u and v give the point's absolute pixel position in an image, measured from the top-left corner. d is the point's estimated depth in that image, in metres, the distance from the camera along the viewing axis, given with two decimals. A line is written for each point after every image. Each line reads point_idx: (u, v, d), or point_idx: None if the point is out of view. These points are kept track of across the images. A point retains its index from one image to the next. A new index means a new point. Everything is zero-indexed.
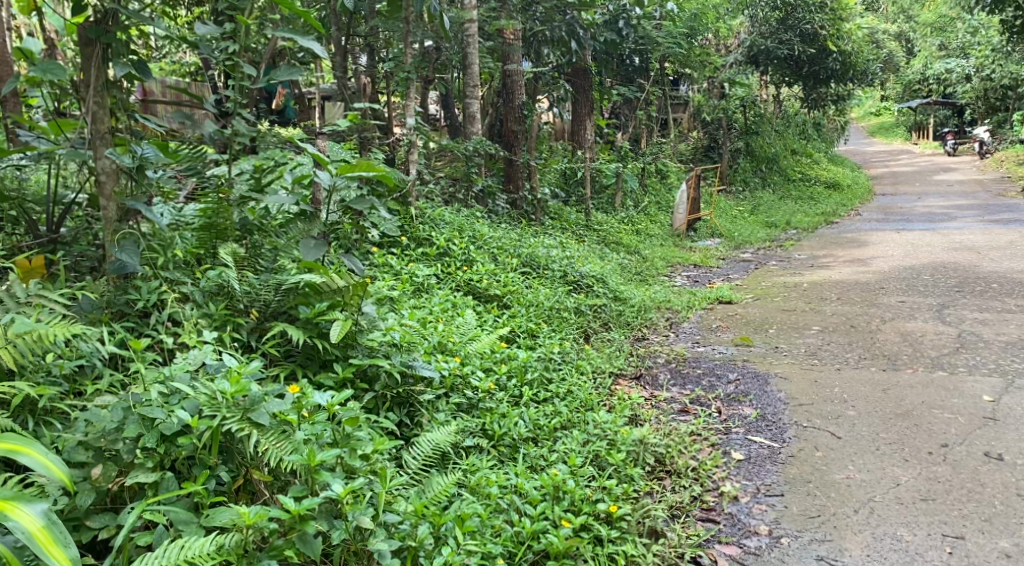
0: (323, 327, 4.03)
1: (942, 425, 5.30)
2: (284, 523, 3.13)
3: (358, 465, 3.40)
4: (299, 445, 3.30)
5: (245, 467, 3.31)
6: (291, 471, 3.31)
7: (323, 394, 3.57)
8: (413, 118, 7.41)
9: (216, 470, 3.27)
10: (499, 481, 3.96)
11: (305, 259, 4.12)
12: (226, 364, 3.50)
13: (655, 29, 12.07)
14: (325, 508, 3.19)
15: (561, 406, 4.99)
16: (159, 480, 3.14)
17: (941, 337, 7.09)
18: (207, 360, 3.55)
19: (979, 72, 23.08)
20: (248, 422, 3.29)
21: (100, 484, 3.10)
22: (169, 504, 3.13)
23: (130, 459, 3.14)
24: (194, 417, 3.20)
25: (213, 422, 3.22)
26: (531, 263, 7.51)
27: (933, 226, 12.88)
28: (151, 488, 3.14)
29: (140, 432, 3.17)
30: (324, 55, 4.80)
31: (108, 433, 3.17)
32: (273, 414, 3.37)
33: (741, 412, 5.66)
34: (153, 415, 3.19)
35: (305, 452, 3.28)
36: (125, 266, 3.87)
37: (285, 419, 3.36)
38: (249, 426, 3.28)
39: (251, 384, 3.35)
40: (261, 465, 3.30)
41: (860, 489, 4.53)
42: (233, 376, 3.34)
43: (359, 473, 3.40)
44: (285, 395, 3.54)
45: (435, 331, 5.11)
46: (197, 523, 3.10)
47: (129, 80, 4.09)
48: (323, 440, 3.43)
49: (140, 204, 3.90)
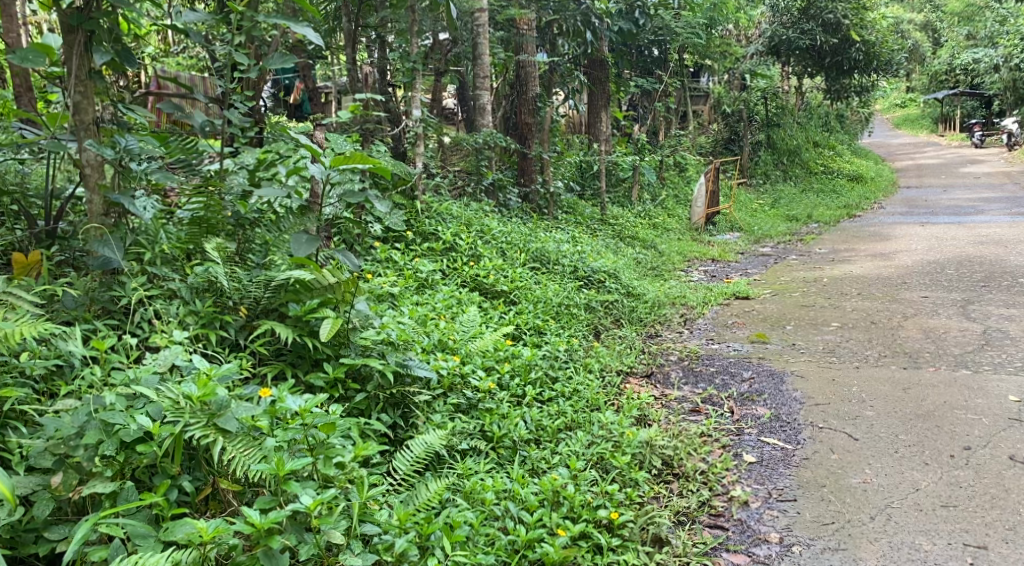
0: (313, 325, 3.90)
1: (964, 426, 5.09)
2: (249, 538, 3.01)
3: (334, 474, 3.25)
4: (268, 453, 3.18)
5: (213, 475, 3.20)
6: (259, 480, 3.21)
7: (299, 398, 3.42)
8: (419, 110, 7.27)
9: (179, 479, 3.15)
10: (495, 487, 3.80)
11: (295, 254, 3.95)
12: (195, 366, 3.39)
13: (674, 19, 11.88)
14: (295, 520, 3.07)
15: (566, 406, 4.83)
16: (118, 490, 3.02)
17: (964, 334, 6.85)
18: (178, 361, 3.44)
19: (1008, 61, 22.64)
20: (213, 428, 3.16)
21: (60, 493, 2.99)
22: (128, 517, 3.00)
23: (89, 468, 3.03)
24: (154, 423, 3.08)
25: (175, 428, 3.10)
26: (541, 258, 7.32)
27: (959, 219, 12.59)
28: (109, 499, 3.02)
29: (101, 438, 3.06)
30: (318, 43, 4.76)
31: (69, 439, 3.06)
32: (242, 420, 3.25)
33: (755, 413, 5.48)
34: (113, 421, 3.08)
35: (273, 460, 3.16)
36: (109, 262, 3.76)
37: (255, 425, 3.25)
38: (214, 431, 3.15)
39: (218, 388, 3.23)
40: (229, 473, 3.20)
41: (877, 495, 4.33)
42: (199, 380, 3.23)
43: (334, 483, 3.25)
44: (258, 400, 3.42)
45: (436, 328, 4.96)
46: (155, 538, 2.96)
47: (113, 67, 3.95)
48: (299, 447, 3.27)
49: (125, 199, 3.79)
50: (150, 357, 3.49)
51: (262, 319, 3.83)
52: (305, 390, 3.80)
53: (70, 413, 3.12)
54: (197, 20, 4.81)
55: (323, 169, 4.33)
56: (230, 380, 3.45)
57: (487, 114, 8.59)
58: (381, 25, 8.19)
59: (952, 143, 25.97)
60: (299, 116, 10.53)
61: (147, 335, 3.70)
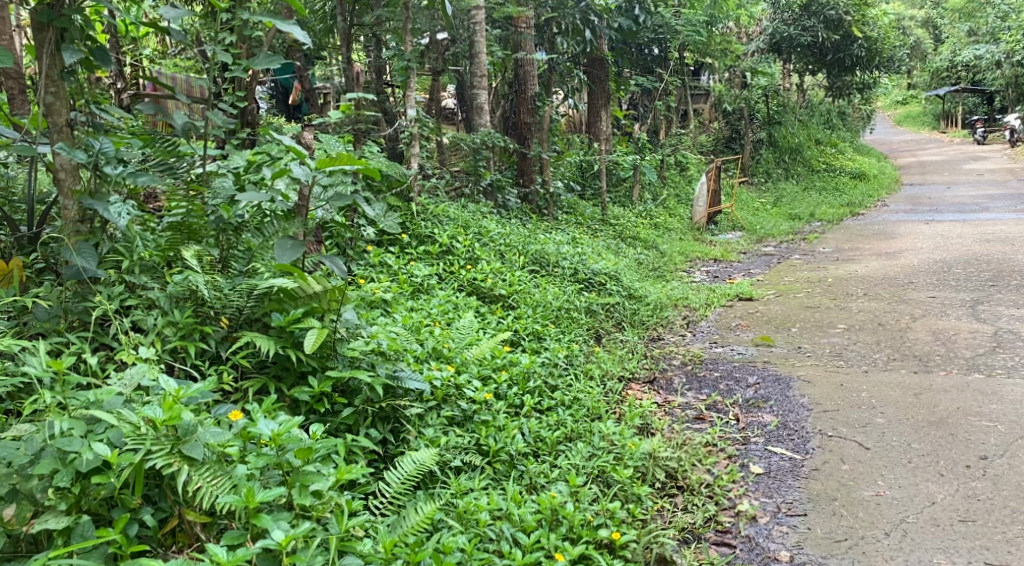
0: (298, 336, 3.70)
1: (980, 434, 4.91)
2: None
3: (311, 503, 3.09)
4: (237, 483, 3.02)
5: (179, 505, 3.02)
6: (229, 512, 3.03)
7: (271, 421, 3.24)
8: (414, 110, 7.07)
9: (139, 512, 2.98)
10: (490, 506, 3.62)
11: (279, 262, 3.73)
12: (162, 386, 3.20)
13: (674, 17, 11.67)
14: (266, 556, 2.92)
15: (566, 417, 4.64)
16: (73, 526, 2.88)
17: (975, 337, 6.66)
18: (144, 381, 3.26)
19: (1009, 57, 22.45)
20: (178, 456, 2.99)
21: (12, 528, 2.84)
22: (83, 555, 2.82)
23: (43, 500, 2.88)
24: (112, 452, 2.92)
25: (135, 457, 2.92)
26: (540, 261, 7.12)
27: (964, 216, 12.40)
28: (62, 536, 2.87)
29: (55, 468, 2.91)
30: (307, 42, 4.55)
31: (22, 468, 2.90)
32: (210, 446, 3.09)
33: (761, 420, 5.29)
34: (68, 450, 2.91)
35: (243, 491, 3.00)
36: (83, 272, 3.56)
37: (224, 452, 3.08)
38: (178, 460, 2.98)
39: (185, 411, 3.06)
40: (196, 504, 3.02)
41: (891, 509, 4.14)
42: (164, 402, 3.06)
43: (311, 513, 3.09)
44: (230, 424, 3.26)
45: (430, 336, 4.77)
46: None
47: (86, 65, 3.76)
48: (273, 480, 3.12)
49: (98, 204, 3.59)
50: (116, 375, 3.32)
51: (244, 331, 3.63)
52: (289, 404, 3.61)
53: (24, 440, 2.97)
54: (180, 17, 4.40)
55: (309, 171, 4.10)
56: (204, 397, 3.27)
57: (485, 114, 8.39)
58: (376, 24, 7.99)
59: (954, 139, 25.77)
60: (297, 116, 10.37)
61: (120, 351, 3.49)
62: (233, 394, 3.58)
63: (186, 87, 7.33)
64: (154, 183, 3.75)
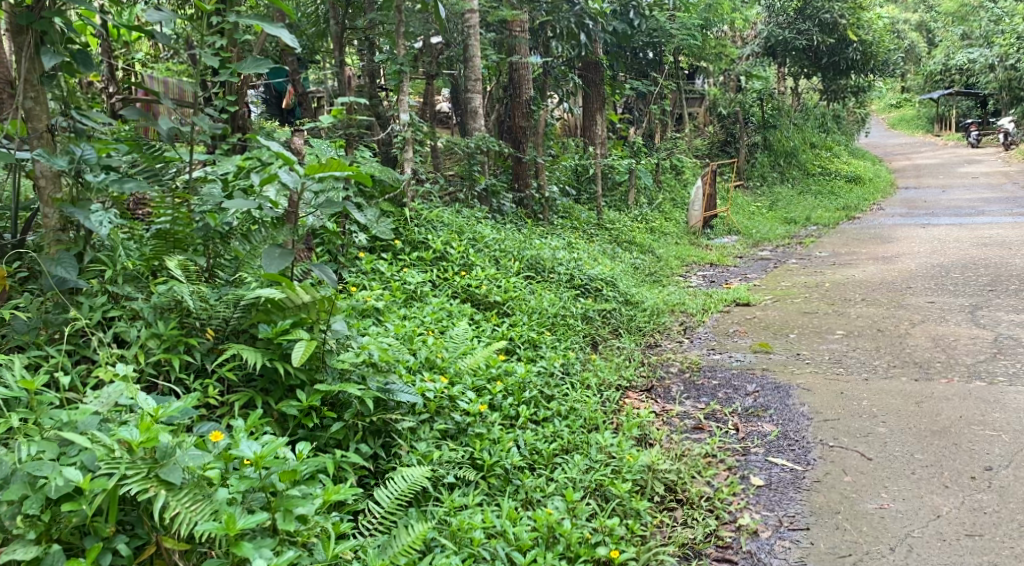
0: (286, 348, 3.59)
1: (984, 444, 4.81)
2: None
3: (296, 529, 3.01)
4: (218, 509, 2.90)
5: (157, 533, 2.89)
6: (209, 539, 2.92)
7: (253, 442, 3.13)
8: (407, 114, 6.97)
9: (114, 541, 2.85)
10: (485, 524, 3.51)
11: (267, 271, 3.62)
12: (141, 405, 3.09)
13: (669, 20, 11.59)
14: None
15: (562, 428, 4.54)
16: (43, 555, 2.75)
17: (975, 342, 6.57)
18: (122, 400, 3.14)
19: (1003, 61, 22.41)
20: (154, 481, 2.87)
21: None
22: None
23: (12, 528, 2.76)
24: (85, 477, 2.79)
25: (108, 483, 2.80)
26: (535, 267, 7.01)
27: (961, 220, 12.34)
28: None
29: (25, 494, 2.80)
30: (295, 46, 4.45)
31: None
32: (189, 469, 2.96)
33: (761, 430, 5.19)
34: (38, 475, 2.82)
35: (224, 518, 2.89)
36: (65, 282, 3.45)
37: (204, 476, 2.96)
38: (155, 485, 2.86)
39: (163, 433, 2.95)
40: (175, 531, 2.89)
41: (896, 523, 4.06)
42: (141, 423, 2.94)
43: (296, 539, 3.02)
44: (210, 445, 3.14)
45: (423, 345, 4.66)
46: None
47: (67, 69, 3.66)
48: (255, 504, 3.02)
49: (78, 212, 3.48)
50: (93, 393, 3.20)
51: (230, 343, 3.52)
52: (277, 419, 3.51)
53: None
54: (164, 19, 4.31)
55: (298, 177, 3.98)
56: (184, 416, 3.17)
57: (480, 118, 8.29)
58: (369, 28, 7.89)
59: (948, 142, 25.74)
60: (290, 120, 10.25)
61: (100, 366, 3.37)
62: (219, 409, 3.48)
63: (176, 91, 7.22)
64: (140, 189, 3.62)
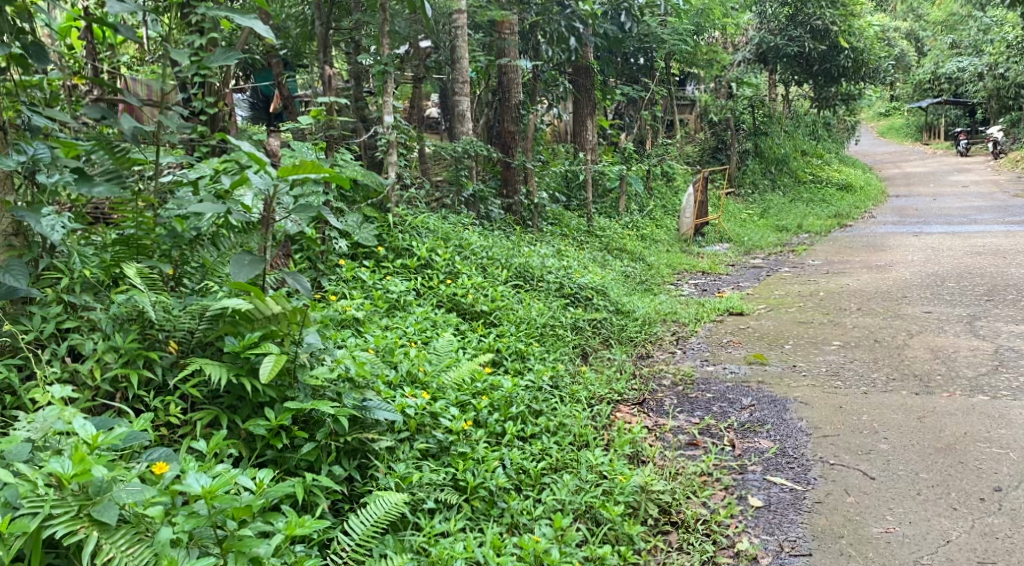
0: (253, 363, 3.32)
1: (991, 462, 4.61)
2: None
3: None
4: (157, 552, 2.72)
5: None
6: None
7: (201, 475, 2.88)
8: (391, 117, 6.71)
9: None
10: (467, 554, 3.28)
11: (235, 279, 3.40)
12: (79, 430, 2.88)
13: (660, 25, 11.35)
14: None
15: (551, 445, 4.32)
16: None
17: (975, 354, 6.37)
18: (59, 425, 2.91)
19: (991, 70, 22.34)
20: (84, 520, 2.71)
21: None
22: None
23: None
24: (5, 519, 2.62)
25: (30, 525, 2.63)
26: (523, 275, 6.76)
27: (953, 228, 12.18)
28: None
29: None
30: (268, 37, 4.25)
31: None
32: (125, 506, 2.77)
33: (759, 447, 4.97)
34: None
35: (163, 562, 2.71)
36: (14, 291, 3.21)
37: (142, 514, 2.77)
38: (86, 524, 2.70)
39: (97, 467, 2.75)
40: None
41: (903, 548, 3.90)
42: (74, 455, 2.73)
43: None
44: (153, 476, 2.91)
45: (404, 358, 4.42)
46: None
47: (18, 62, 3.51)
48: (203, 543, 2.80)
49: (25, 214, 3.25)
50: (28, 417, 2.98)
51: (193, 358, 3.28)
52: (243, 439, 3.26)
53: None
54: (126, 10, 3.98)
55: (267, 180, 3.75)
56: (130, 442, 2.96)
57: (467, 123, 8.05)
58: (354, 29, 7.65)
59: (935, 151, 25.66)
60: (279, 124, 10.01)
61: (36, 387, 3.13)
62: (181, 427, 3.25)
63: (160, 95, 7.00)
64: (109, 193, 3.56)
